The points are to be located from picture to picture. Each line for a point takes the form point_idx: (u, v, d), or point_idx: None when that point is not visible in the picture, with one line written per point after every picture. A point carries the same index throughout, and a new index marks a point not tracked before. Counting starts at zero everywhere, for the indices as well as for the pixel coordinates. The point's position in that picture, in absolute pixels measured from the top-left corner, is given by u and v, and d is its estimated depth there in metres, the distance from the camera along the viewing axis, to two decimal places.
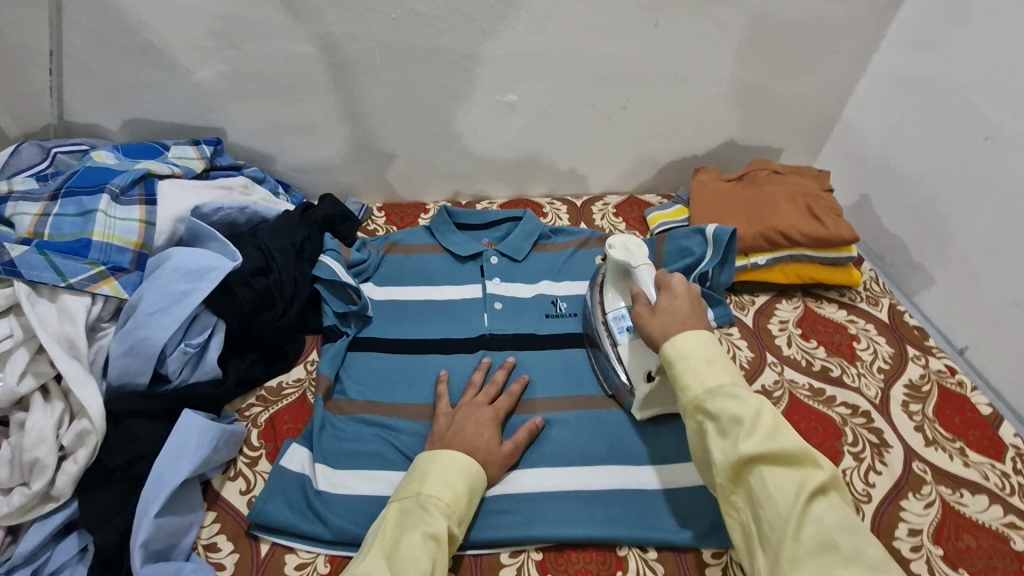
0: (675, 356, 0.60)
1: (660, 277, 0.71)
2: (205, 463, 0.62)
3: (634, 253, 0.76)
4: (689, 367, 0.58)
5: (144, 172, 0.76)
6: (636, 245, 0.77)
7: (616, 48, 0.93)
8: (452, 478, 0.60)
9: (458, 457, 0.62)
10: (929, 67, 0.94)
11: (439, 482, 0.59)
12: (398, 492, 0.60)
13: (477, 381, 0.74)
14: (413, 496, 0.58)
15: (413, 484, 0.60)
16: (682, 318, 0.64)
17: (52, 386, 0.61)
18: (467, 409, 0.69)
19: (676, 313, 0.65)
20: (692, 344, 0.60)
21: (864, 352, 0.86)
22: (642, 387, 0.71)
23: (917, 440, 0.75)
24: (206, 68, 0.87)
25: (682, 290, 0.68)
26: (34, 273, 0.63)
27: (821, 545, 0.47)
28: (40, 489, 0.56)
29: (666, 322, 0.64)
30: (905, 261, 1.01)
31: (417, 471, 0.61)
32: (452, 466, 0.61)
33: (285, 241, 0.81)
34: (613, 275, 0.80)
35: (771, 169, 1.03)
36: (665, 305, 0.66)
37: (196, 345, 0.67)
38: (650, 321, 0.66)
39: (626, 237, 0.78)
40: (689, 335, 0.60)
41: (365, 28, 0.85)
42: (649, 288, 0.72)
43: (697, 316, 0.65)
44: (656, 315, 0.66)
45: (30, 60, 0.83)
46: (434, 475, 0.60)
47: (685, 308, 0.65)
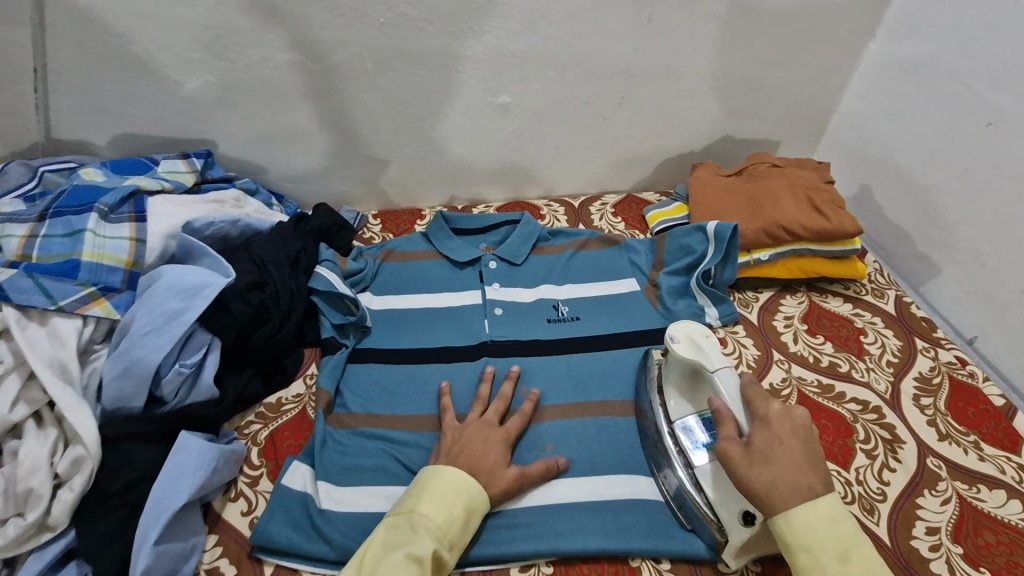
0: (794, 543, 0.53)
1: (752, 396, 0.62)
2: (205, 485, 0.61)
3: (703, 347, 0.68)
4: (815, 560, 0.52)
5: (134, 189, 0.74)
6: (704, 338, 0.69)
7: (610, 45, 0.92)
8: (449, 498, 0.58)
9: (454, 474, 0.60)
10: (927, 54, 0.92)
11: (434, 501, 0.58)
12: (395, 505, 0.59)
13: (484, 395, 0.72)
14: (406, 513, 0.57)
15: (410, 499, 0.59)
16: (793, 475, 0.55)
17: (45, 412, 0.59)
18: (476, 428, 0.67)
19: (784, 465, 0.56)
20: (818, 530, 0.53)
21: (872, 346, 0.84)
22: (738, 532, 0.60)
23: (930, 434, 0.74)
24: (193, 80, 0.85)
25: (785, 429, 0.59)
26: (22, 297, 0.61)
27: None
28: (36, 519, 0.54)
29: (774, 478, 0.55)
30: (909, 252, 1.00)
31: (417, 486, 0.60)
32: (448, 485, 0.59)
33: (280, 254, 0.79)
34: (677, 377, 0.71)
35: (769, 162, 1.02)
36: (767, 449, 0.57)
37: (191, 365, 0.66)
38: (750, 469, 0.57)
39: (688, 328, 0.70)
40: (813, 517, 0.53)
41: (354, 33, 0.84)
42: (735, 405, 0.63)
43: (810, 469, 0.56)
44: (755, 463, 0.57)
45: (14, 78, 0.81)
46: (430, 493, 0.58)
47: (794, 459, 0.56)
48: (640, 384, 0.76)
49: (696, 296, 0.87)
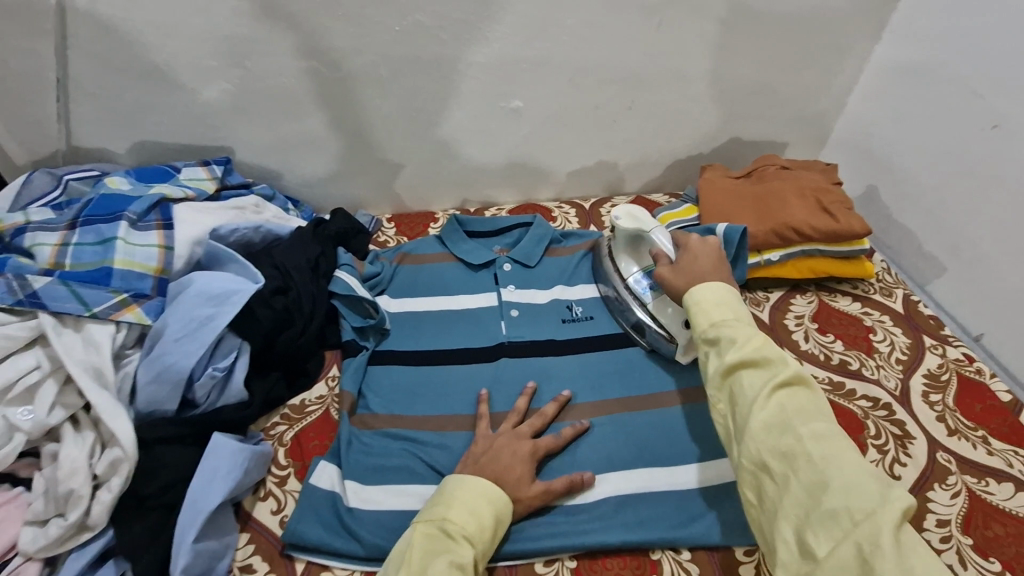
0: (687, 296, 0.66)
1: (678, 237, 0.77)
2: (238, 486, 0.63)
3: (640, 218, 0.83)
4: (697, 300, 0.65)
5: (159, 197, 0.76)
6: (640, 212, 0.85)
7: (620, 51, 0.93)
8: (478, 505, 0.60)
9: (482, 485, 0.61)
10: (931, 56, 0.94)
11: (465, 510, 0.59)
12: (424, 513, 0.59)
13: (521, 408, 0.73)
14: (439, 520, 0.58)
15: (440, 507, 0.59)
16: (704, 271, 0.69)
17: (81, 417, 0.61)
18: (506, 439, 0.68)
19: (695, 266, 0.70)
20: (704, 283, 0.66)
21: (881, 344, 0.86)
22: (683, 334, 0.78)
23: (940, 430, 0.76)
24: (212, 88, 0.87)
25: (700, 245, 0.73)
26: (57, 304, 0.63)
27: (778, 426, 0.53)
28: (76, 519, 0.56)
29: (687, 276, 0.69)
30: (915, 250, 1.02)
31: (443, 495, 0.61)
32: (477, 494, 0.60)
33: (301, 258, 0.81)
34: (623, 245, 0.87)
35: (777, 164, 1.03)
36: (686, 261, 0.71)
37: (222, 369, 0.68)
38: (673, 277, 0.71)
39: (627, 206, 0.85)
40: (707, 284, 0.66)
41: (370, 41, 0.86)
42: (668, 246, 0.78)
43: (716, 268, 0.69)
44: (677, 271, 0.71)
45: (38, 87, 0.83)
46: (460, 501, 0.60)
47: (704, 262, 0.70)
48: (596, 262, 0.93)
49: None
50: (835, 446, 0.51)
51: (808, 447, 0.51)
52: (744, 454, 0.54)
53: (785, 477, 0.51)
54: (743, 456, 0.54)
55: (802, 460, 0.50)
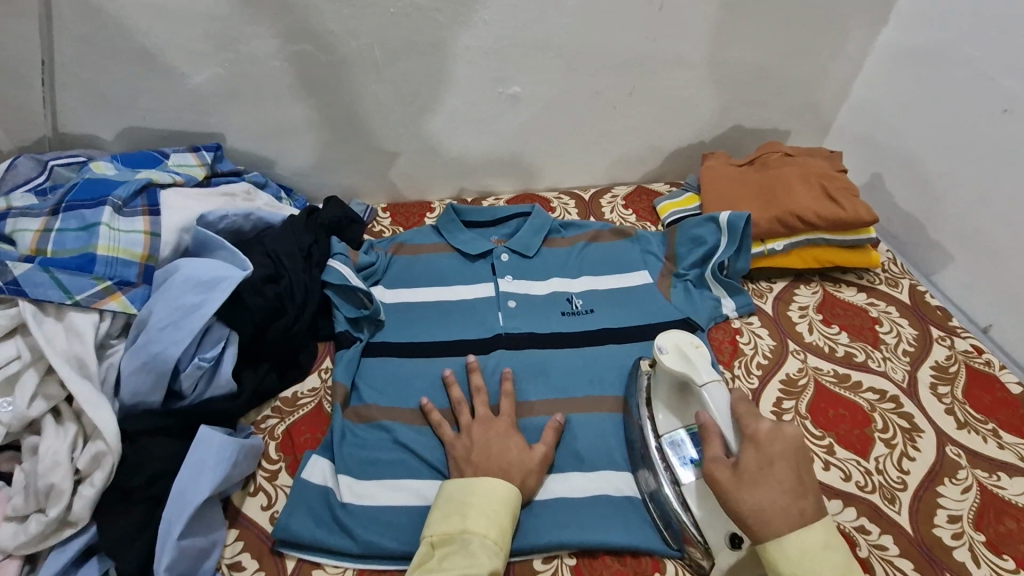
0: (793, 574, 0.51)
1: (739, 411, 0.59)
2: (226, 480, 0.61)
3: (691, 356, 0.65)
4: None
5: (146, 182, 0.74)
6: (691, 346, 0.66)
7: (621, 34, 0.91)
8: (494, 510, 0.58)
9: (496, 488, 0.59)
10: (941, 39, 0.92)
11: (481, 516, 0.57)
12: (437, 525, 0.58)
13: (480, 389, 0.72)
14: (455, 533, 0.57)
15: (455, 518, 0.58)
16: (785, 502, 0.53)
17: (63, 408, 0.59)
18: (479, 427, 0.67)
19: (777, 489, 0.53)
20: (817, 562, 0.51)
21: (888, 336, 0.84)
22: (726, 555, 0.58)
23: (949, 423, 0.74)
24: (202, 72, 0.84)
25: (774, 448, 0.56)
26: (39, 291, 0.61)
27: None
28: (57, 515, 0.54)
29: (762, 503, 0.53)
30: (922, 241, 1.00)
31: (455, 503, 0.59)
32: (493, 498, 0.59)
33: (293, 247, 0.79)
34: (666, 390, 0.68)
35: (782, 151, 1.01)
36: (757, 470, 0.54)
37: (209, 359, 0.65)
38: (740, 495, 0.53)
39: (677, 338, 0.66)
40: (806, 544, 0.51)
41: (363, 23, 0.83)
42: (722, 415, 0.60)
43: (800, 493, 0.54)
44: (746, 487, 0.54)
45: (22, 70, 0.80)
46: (476, 508, 0.58)
47: (785, 483, 0.54)
48: (630, 393, 0.73)
49: (712, 288, 0.87)
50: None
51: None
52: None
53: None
54: None
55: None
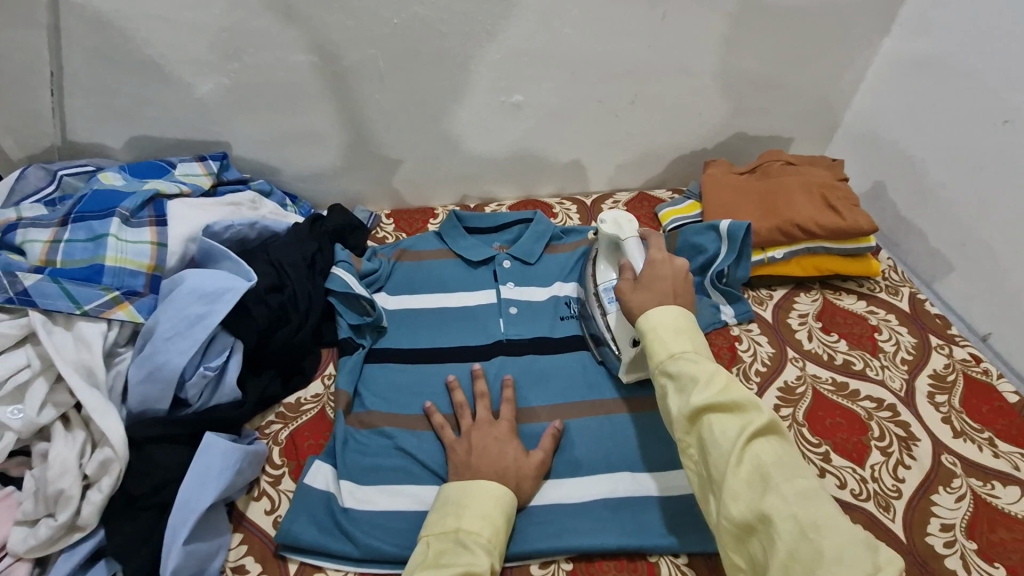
0: (646, 326, 0.63)
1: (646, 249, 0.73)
2: (230, 487, 0.62)
3: (622, 224, 0.78)
4: (657, 332, 0.62)
5: (153, 193, 0.75)
6: (626, 220, 0.79)
7: (622, 43, 0.91)
8: (489, 511, 0.59)
9: (492, 491, 0.61)
10: (943, 47, 0.92)
11: (476, 516, 0.58)
12: (434, 526, 0.59)
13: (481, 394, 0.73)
14: (451, 533, 0.57)
15: (450, 518, 0.59)
16: (661, 296, 0.65)
17: (72, 416, 0.60)
18: (479, 429, 0.69)
19: (657, 290, 0.66)
20: (664, 315, 0.62)
21: (886, 344, 0.85)
22: (627, 351, 0.73)
23: (945, 431, 0.75)
24: (207, 82, 0.86)
25: (664, 267, 0.68)
26: (48, 302, 0.62)
27: (757, 478, 0.51)
28: (66, 520, 0.56)
29: (644, 300, 0.66)
30: (922, 248, 1.00)
31: (449, 504, 0.60)
32: (489, 501, 0.60)
33: (296, 255, 0.80)
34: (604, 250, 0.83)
35: (783, 159, 1.01)
36: (646, 279, 0.68)
37: (214, 368, 0.67)
38: (631, 294, 0.67)
39: (616, 212, 0.79)
40: (663, 310, 0.63)
41: (366, 34, 0.84)
42: (636, 259, 0.74)
43: (677, 295, 0.66)
44: (637, 289, 0.67)
45: (32, 81, 0.82)
46: (471, 508, 0.59)
47: (666, 288, 0.66)
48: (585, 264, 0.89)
49: (711, 295, 0.88)
50: (819, 502, 0.48)
51: (791, 506, 0.48)
52: (725, 511, 0.50)
53: (772, 540, 0.48)
54: (721, 512, 0.51)
55: (787, 523, 0.47)
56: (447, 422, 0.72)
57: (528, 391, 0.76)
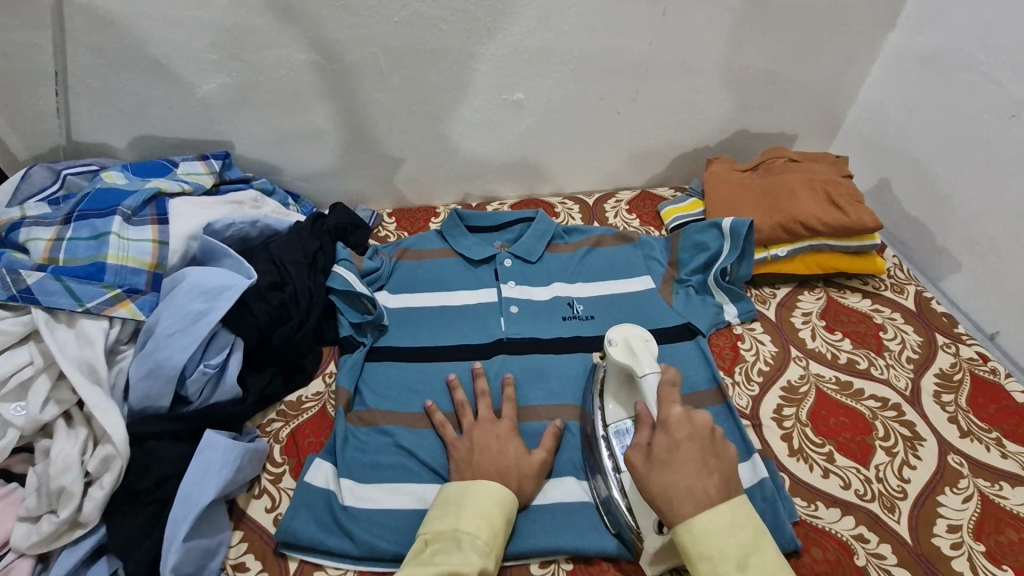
0: (700, 557, 0.52)
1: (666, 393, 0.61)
2: (231, 483, 0.62)
3: (637, 351, 0.66)
4: (718, 571, 0.51)
5: (155, 191, 0.76)
6: (640, 342, 0.67)
7: (624, 39, 0.91)
8: (487, 510, 0.59)
9: (492, 490, 0.60)
10: (950, 42, 0.91)
11: (475, 516, 0.58)
12: (433, 524, 0.59)
13: (482, 393, 0.73)
14: (449, 531, 0.57)
15: (450, 517, 0.58)
16: (692, 480, 0.54)
17: (75, 412, 0.61)
18: (479, 428, 0.69)
19: (680, 468, 0.55)
20: (722, 544, 0.52)
21: (891, 343, 0.84)
22: (652, 539, 0.59)
23: (951, 431, 0.74)
24: (209, 81, 0.86)
25: (682, 433, 0.57)
26: (50, 299, 0.63)
27: None
28: (68, 516, 0.56)
29: (669, 484, 0.54)
30: (927, 246, 0.99)
31: (450, 503, 0.60)
32: (487, 501, 0.59)
33: (298, 253, 0.80)
34: (614, 381, 0.70)
35: (787, 157, 1.01)
36: (665, 450, 0.56)
37: (215, 365, 0.67)
38: (649, 476, 0.55)
39: (627, 333, 0.68)
40: (711, 524, 0.52)
41: (368, 32, 0.84)
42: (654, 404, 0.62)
43: (708, 471, 0.55)
44: (656, 468, 0.55)
45: (37, 82, 0.83)
46: (470, 509, 0.59)
47: (691, 463, 0.55)
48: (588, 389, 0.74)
49: (715, 294, 0.87)
50: None
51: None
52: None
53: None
54: None
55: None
56: (448, 420, 0.72)
57: (529, 392, 0.76)
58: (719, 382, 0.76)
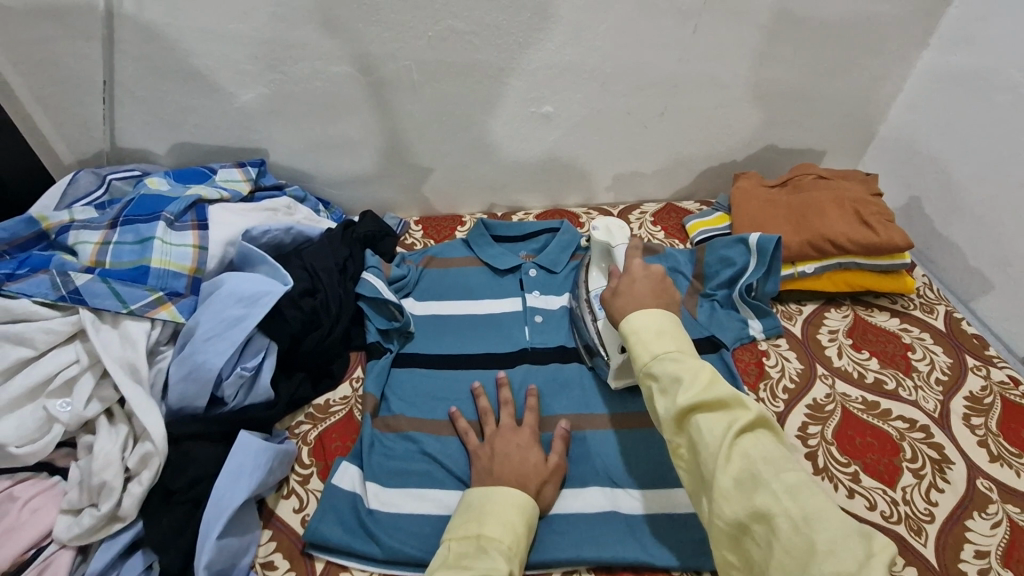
0: (628, 330, 0.63)
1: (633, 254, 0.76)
2: (261, 485, 0.64)
3: (614, 231, 0.81)
4: (638, 335, 0.62)
5: (196, 198, 0.78)
6: (618, 227, 0.81)
7: (653, 55, 0.92)
8: (509, 517, 0.60)
9: (515, 499, 0.61)
10: (983, 62, 0.90)
11: (498, 524, 0.59)
12: (457, 530, 0.59)
13: (506, 401, 0.74)
14: (474, 537, 0.58)
15: (473, 524, 0.59)
16: (638, 297, 0.66)
17: (116, 410, 0.63)
18: (501, 435, 0.70)
19: (631, 291, 0.67)
20: (644, 315, 0.63)
21: (920, 363, 0.83)
22: (615, 357, 0.74)
23: (981, 456, 0.73)
24: (248, 92, 0.88)
25: (640, 273, 0.70)
26: (97, 301, 0.65)
27: (746, 478, 0.50)
28: (108, 510, 0.58)
29: (622, 302, 0.67)
30: (960, 266, 0.98)
31: (472, 510, 0.61)
32: (510, 507, 0.60)
33: (329, 261, 0.82)
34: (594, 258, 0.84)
35: (815, 173, 1.00)
36: (624, 286, 0.69)
37: (250, 369, 0.69)
38: (610, 301, 0.69)
39: (608, 219, 0.82)
40: (640, 313, 0.63)
41: (402, 46, 0.86)
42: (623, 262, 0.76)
43: (652, 292, 0.67)
44: (614, 295, 0.68)
45: (85, 90, 0.86)
46: (493, 515, 0.60)
47: (641, 289, 0.67)
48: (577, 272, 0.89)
49: (739, 309, 0.87)
50: (808, 496, 0.48)
51: (782, 500, 0.47)
52: (717, 511, 0.50)
53: (767, 538, 0.47)
54: (713, 512, 0.51)
55: (781, 522, 0.47)
56: (471, 427, 0.73)
57: (551, 401, 0.77)
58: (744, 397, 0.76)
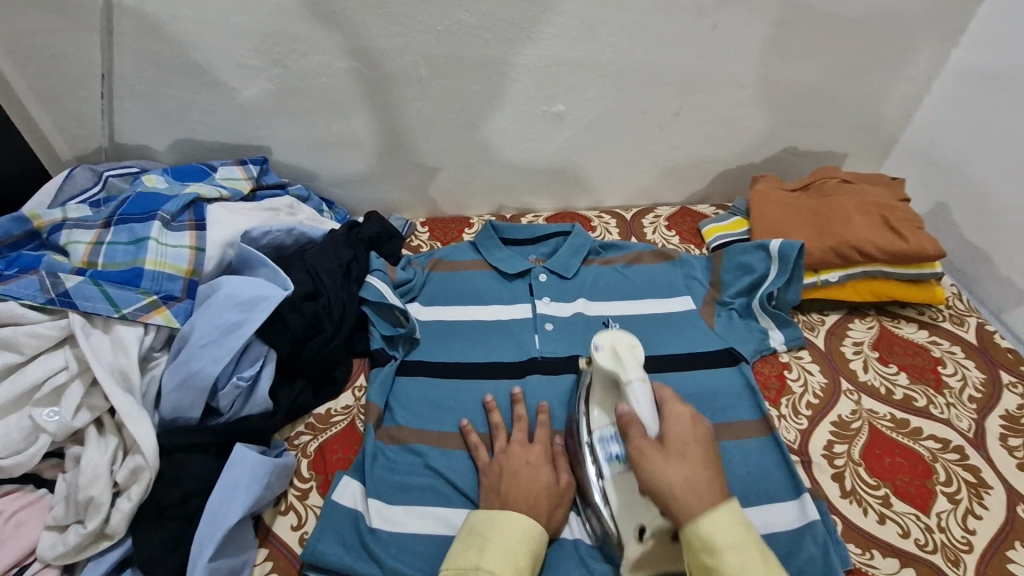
0: (721, 542, 0.48)
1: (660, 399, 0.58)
2: (258, 501, 0.61)
3: (623, 357, 0.63)
4: (738, 560, 0.48)
5: (194, 197, 0.76)
6: (628, 349, 0.64)
7: (671, 52, 0.88)
8: (509, 548, 0.55)
9: (518, 528, 0.57)
10: (1017, 62, 0.86)
11: (498, 555, 0.55)
12: (456, 558, 0.56)
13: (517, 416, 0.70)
14: (471, 569, 0.54)
15: (472, 553, 0.55)
16: (707, 475, 0.52)
17: (105, 420, 0.60)
18: (510, 451, 0.66)
19: (697, 460, 0.53)
20: (737, 530, 0.49)
21: (951, 379, 0.79)
22: (632, 547, 0.58)
23: (1021, 480, 0.69)
24: (250, 87, 0.85)
25: (692, 433, 0.55)
26: (88, 304, 0.62)
27: None
28: (95, 528, 0.55)
29: (684, 474, 0.51)
30: (990, 276, 0.94)
31: (475, 537, 0.57)
32: (514, 537, 0.56)
33: (333, 262, 0.79)
34: (598, 383, 0.68)
35: (839, 177, 0.96)
36: (677, 446, 0.54)
37: (247, 379, 0.66)
38: (661, 465, 0.52)
39: (613, 337, 0.65)
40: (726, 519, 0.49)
41: (410, 41, 0.82)
42: (644, 412, 0.58)
43: (714, 471, 0.53)
44: (668, 458, 0.53)
45: (82, 83, 0.83)
46: (493, 545, 0.55)
47: (703, 457, 0.53)
48: (574, 391, 0.73)
49: (760, 319, 0.83)
50: None
51: None
52: None
53: None
54: None
55: None
56: (482, 441, 0.70)
57: (565, 415, 0.73)
58: (765, 414, 0.72)
